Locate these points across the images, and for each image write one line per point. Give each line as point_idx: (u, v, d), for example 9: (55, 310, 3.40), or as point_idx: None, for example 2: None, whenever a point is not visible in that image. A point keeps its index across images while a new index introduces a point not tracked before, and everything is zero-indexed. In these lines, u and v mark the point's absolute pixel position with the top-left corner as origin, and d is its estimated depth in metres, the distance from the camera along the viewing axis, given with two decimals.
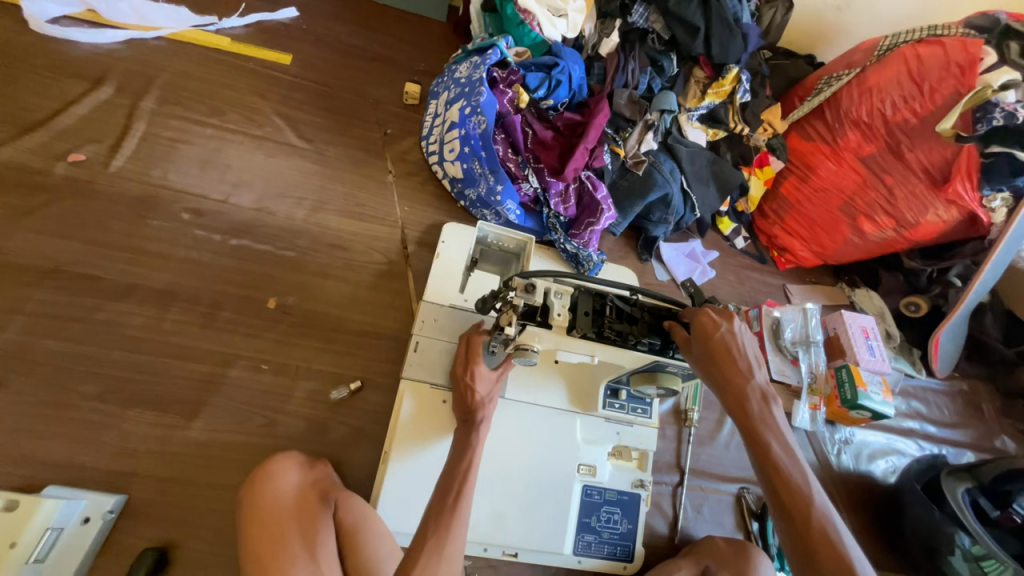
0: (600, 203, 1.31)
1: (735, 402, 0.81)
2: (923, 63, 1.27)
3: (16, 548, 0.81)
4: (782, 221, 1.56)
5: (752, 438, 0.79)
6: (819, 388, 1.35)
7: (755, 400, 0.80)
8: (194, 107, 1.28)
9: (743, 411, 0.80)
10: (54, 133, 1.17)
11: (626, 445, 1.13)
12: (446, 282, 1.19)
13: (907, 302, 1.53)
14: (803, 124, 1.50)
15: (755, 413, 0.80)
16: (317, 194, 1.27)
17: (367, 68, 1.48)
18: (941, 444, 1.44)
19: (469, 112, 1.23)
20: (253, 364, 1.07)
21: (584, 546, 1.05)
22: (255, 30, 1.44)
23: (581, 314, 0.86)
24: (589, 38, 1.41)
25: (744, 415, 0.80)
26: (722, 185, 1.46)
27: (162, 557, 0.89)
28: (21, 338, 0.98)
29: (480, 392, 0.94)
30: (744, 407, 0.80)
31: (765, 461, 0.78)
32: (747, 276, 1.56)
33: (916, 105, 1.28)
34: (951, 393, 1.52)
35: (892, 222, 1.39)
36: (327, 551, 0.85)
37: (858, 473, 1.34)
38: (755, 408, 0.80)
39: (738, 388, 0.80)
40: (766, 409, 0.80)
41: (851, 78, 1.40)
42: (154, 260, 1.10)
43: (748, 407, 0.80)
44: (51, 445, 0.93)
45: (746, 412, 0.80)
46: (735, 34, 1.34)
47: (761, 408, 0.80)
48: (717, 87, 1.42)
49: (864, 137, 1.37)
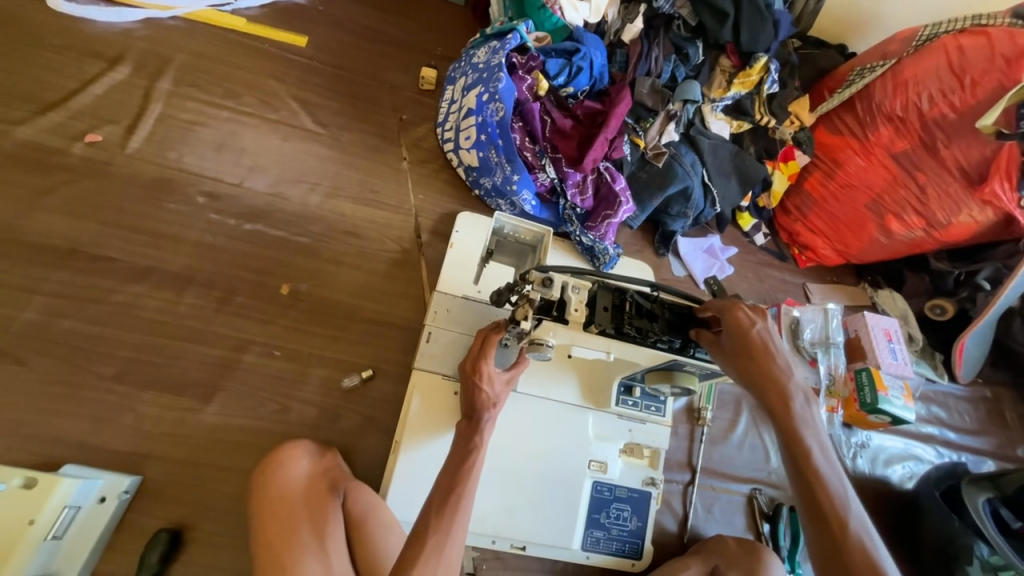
0: (618, 195, 1.28)
1: (777, 400, 0.76)
2: (965, 54, 1.21)
3: (34, 525, 0.81)
4: (804, 218, 1.52)
5: (795, 439, 0.75)
6: (837, 391, 1.31)
7: (799, 398, 0.77)
8: (209, 89, 1.27)
9: (785, 408, 0.76)
10: (72, 112, 1.16)
11: (638, 442, 1.11)
12: (460, 273, 1.17)
13: (932, 305, 1.48)
14: (832, 117, 1.44)
15: (798, 413, 0.76)
16: (332, 179, 1.26)
17: (384, 52, 1.46)
18: (960, 452, 1.41)
19: (487, 99, 1.20)
20: (267, 350, 1.07)
21: (593, 542, 1.05)
22: (271, 10, 1.41)
23: (600, 309, 0.84)
24: (612, 24, 1.36)
25: (787, 416, 0.76)
26: (744, 179, 1.41)
27: (176, 538, 0.90)
28: (39, 318, 0.99)
29: (487, 393, 0.89)
30: (787, 408, 0.76)
31: (805, 464, 0.74)
32: (765, 274, 1.52)
33: (955, 100, 1.22)
34: (972, 399, 1.48)
35: (922, 222, 1.34)
36: (335, 542, 0.86)
37: (872, 477, 1.31)
38: (798, 407, 0.76)
39: (780, 385, 0.76)
40: (808, 408, 0.76)
41: (885, 70, 1.34)
42: (170, 243, 1.10)
43: (791, 405, 0.76)
44: (68, 424, 0.94)
45: (789, 412, 0.76)
46: (766, 21, 1.30)
47: (804, 407, 0.76)
48: (743, 77, 1.36)
49: (898, 134, 1.31)
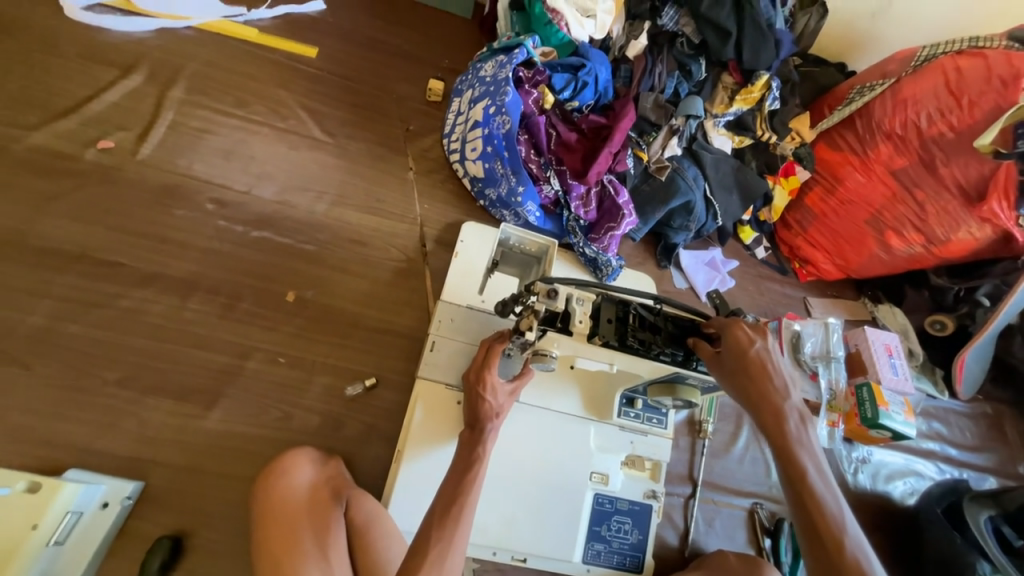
0: (621, 207, 1.30)
1: (772, 419, 0.76)
2: (963, 75, 1.24)
3: (37, 530, 0.81)
4: (805, 232, 1.53)
5: (790, 460, 0.74)
6: (838, 405, 1.32)
7: (794, 419, 0.76)
8: (220, 98, 1.29)
9: (780, 428, 0.76)
10: (85, 119, 1.18)
11: (640, 454, 1.11)
12: (465, 282, 1.18)
13: (932, 321, 1.49)
14: (832, 134, 1.46)
15: (794, 434, 0.75)
16: (339, 188, 1.27)
17: (393, 64, 1.48)
18: (962, 468, 1.40)
19: (494, 112, 1.22)
20: (271, 357, 1.07)
21: (594, 555, 1.04)
22: (282, 21, 1.44)
23: (604, 321, 0.85)
24: (617, 40, 1.39)
25: (782, 436, 0.75)
26: (746, 194, 1.43)
27: (177, 545, 0.90)
28: (46, 322, 1.00)
29: (490, 403, 0.89)
30: (782, 428, 0.75)
31: (801, 485, 0.73)
32: (766, 287, 1.53)
33: (953, 119, 1.24)
34: (973, 415, 1.48)
35: (921, 237, 1.36)
36: (337, 551, 0.85)
37: (874, 492, 1.31)
38: (794, 428, 0.76)
39: (775, 404, 0.76)
40: (803, 430, 0.76)
41: (884, 89, 1.36)
42: (178, 249, 1.11)
43: (786, 426, 0.76)
44: (72, 428, 0.94)
45: (784, 433, 0.75)
46: (768, 39, 1.32)
47: (799, 429, 0.76)
48: (745, 94, 1.38)
49: (896, 151, 1.33)
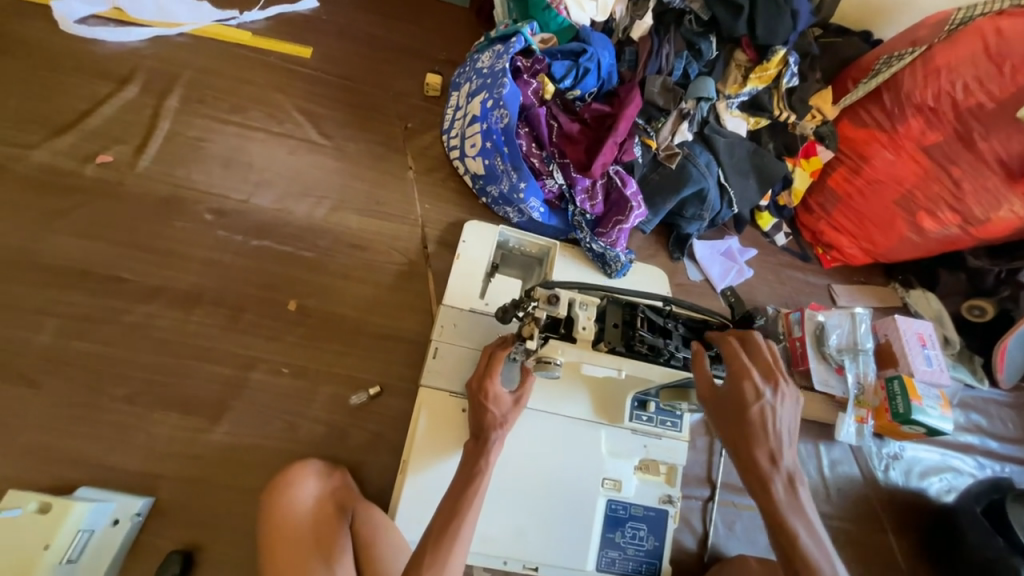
0: (629, 199, 1.24)
1: (764, 484, 0.70)
2: (1004, 38, 1.13)
3: (49, 550, 0.83)
4: (828, 216, 1.44)
5: (781, 530, 0.68)
6: (867, 401, 1.23)
7: (790, 487, 0.69)
8: (215, 105, 1.27)
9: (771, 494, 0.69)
10: (84, 133, 1.18)
11: (654, 458, 1.07)
12: (468, 284, 1.15)
13: (970, 306, 1.39)
14: (857, 109, 1.36)
15: (788, 504, 0.69)
16: (338, 192, 1.25)
17: (389, 59, 1.44)
18: (1004, 462, 1.32)
19: (491, 105, 1.17)
20: (275, 367, 1.07)
21: (608, 562, 1.01)
22: (276, 22, 1.41)
23: (609, 326, 0.80)
24: (620, 21, 1.32)
25: (773, 504, 0.69)
26: (764, 177, 1.35)
27: (188, 559, 0.91)
28: (54, 340, 1.01)
29: (493, 413, 0.86)
30: (772, 496, 0.69)
31: (793, 561, 0.67)
32: (787, 276, 1.45)
33: (992, 87, 1.14)
34: (1016, 405, 1.38)
35: (957, 217, 1.26)
36: (343, 564, 0.85)
37: (907, 490, 1.24)
38: (787, 497, 0.69)
39: (769, 467, 0.70)
40: (799, 499, 0.69)
41: (914, 58, 1.25)
42: (179, 261, 1.11)
43: (778, 494, 0.69)
44: (84, 444, 0.95)
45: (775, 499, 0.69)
46: (783, 12, 1.24)
47: (795, 498, 0.69)
48: (760, 71, 1.30)
49: (928, 125, 1.23)
